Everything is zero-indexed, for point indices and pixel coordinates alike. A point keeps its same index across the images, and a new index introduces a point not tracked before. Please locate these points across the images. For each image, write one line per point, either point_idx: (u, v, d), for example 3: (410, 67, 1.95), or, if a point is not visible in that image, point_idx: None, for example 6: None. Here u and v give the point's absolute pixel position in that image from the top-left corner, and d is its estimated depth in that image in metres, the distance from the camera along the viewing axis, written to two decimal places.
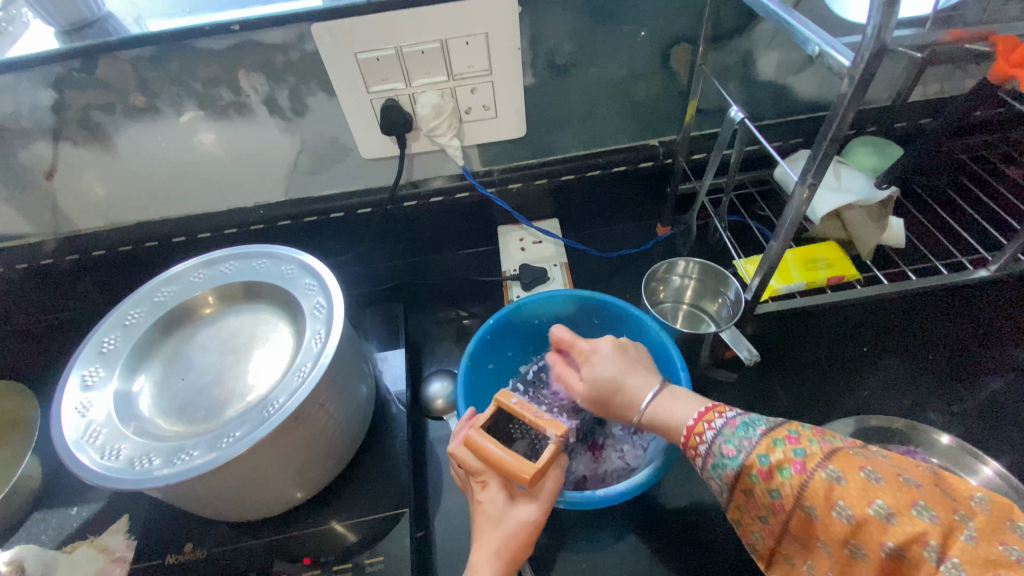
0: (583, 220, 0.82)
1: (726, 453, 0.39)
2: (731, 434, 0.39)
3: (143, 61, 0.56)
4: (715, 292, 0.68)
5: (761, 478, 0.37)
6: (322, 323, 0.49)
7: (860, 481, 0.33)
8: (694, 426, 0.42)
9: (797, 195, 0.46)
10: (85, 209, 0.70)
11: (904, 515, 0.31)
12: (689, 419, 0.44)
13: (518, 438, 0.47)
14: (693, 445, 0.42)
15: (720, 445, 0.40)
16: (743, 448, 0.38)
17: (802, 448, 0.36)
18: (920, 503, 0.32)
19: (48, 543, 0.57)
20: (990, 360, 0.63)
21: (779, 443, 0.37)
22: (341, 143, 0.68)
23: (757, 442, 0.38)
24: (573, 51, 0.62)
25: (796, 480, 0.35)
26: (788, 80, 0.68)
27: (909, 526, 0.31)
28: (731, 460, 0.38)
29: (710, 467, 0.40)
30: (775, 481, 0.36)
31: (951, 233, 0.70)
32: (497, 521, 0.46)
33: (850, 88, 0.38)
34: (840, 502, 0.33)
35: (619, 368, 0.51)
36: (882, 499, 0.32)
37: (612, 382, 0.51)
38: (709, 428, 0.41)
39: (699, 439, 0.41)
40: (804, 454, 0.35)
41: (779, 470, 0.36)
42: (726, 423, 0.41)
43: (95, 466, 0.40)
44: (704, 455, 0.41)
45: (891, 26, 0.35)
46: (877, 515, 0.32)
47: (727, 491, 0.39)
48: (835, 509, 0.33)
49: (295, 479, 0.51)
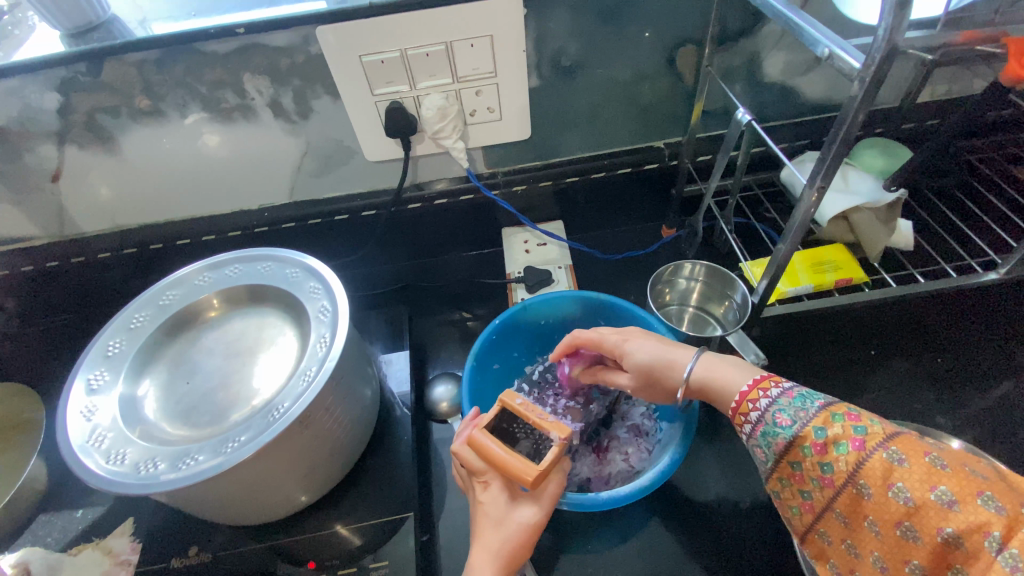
0: (588, 222, 0.82)
1: (779, 423, 0.39)
2: (786, 404, 0.39)
3: (148, 64, 0.56)
4: (721, 295, 0.68)
5: (814, 451, 0.36)
6: (327, 327, 0.48)
7: (924, 463, 0.32)
8: (748, 394, 0.42)
9: (806, 198, 0.45)
10: (91, 212, 0.70)
11: (968, 503, 0.30)
12: (744, 385, 0.43)
13: (522, 439, 0.46)
14: (742, 413, 0.42)
15: (774, 414, 0.39)
16: (798, 419, 0.38)
17: (863, 426, 0.35)
18: (986, 493, 0.30)
19: (53, 545, 0.57)
20: (999, 364, 0.63)
21: (838, 419, 0.36)
22: (346, 146, 0.68)
23: (815, 415, 0.37)
24: (578, 53, 0.62)
25: (852, 456, 0.34)
26: (795, 81, 0.68)
27: (972, 514, 0.29)
28: (783, 428, 0.38)
29: (759, 435, 0.40)
30: (829, 455, 0.35)
31: (960, 235, 0.69)
32: (497, 522, 0.46)
33: (861, 91, 0.38)
34: (899, 483, 0.32)
35: (654, 347, 0.51)
36: (944, 485, 0.31)
37: (649, 366, 0.51)
38: (764, 395, 0.41)
39: (750, 407, 0.41)
40: (865, 431, 0.34)
41: (834, 444, 0.35)
42: (782, 393, 0.40)
43: (100, 471, 0.40)
44: (753, 423, 0.41)
45: (902, 28, 0.34)
46: (938, 500, 0.30)
47: (772, 462, 0.39)
48: (892, 489, 0.32)
49: (299, 483, 0.51)
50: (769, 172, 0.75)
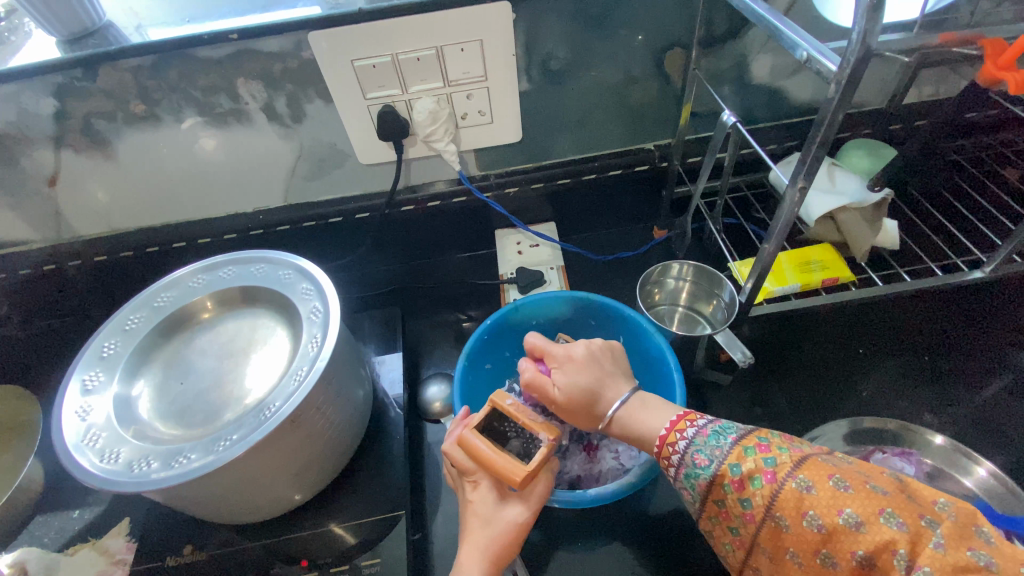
0: (580, 223, 0.83)
1: (698, 463, 0.40)
2: (703, 443, 0.41)
3: (143, 69, 0.57)
4: (710, 295, 0.68)
5: (733, 488, 0.38)
6: (318, 327, 0.49)
7: (828, 489, 0.34)
8: (667, 436, 0.43)
9: (788, 199, 0.46)
10: (87, 216, 0.70)
11: (872, 523, 0.32)
12: (662, 429, 0.45)
13: (512, 438, 0.48)
14: (665, 456, 0.43)
15: (692, 455, 0.41)
16: (715, 458, 0.40)
17: (772, 457, 0.37)
18: (887, 510, 0.32)
19: (50, 545, 0.58)
20: (989, 362, 0.63)
21: (750, 452, 0.38)
22: (339, 149, 0.68)
23: (729, 452, 0.39)
24: (568, 57, 0.63)
25: (766, 489, 0.37)
26: (782, 83, 0.69)
27: (876, 533, 0.32)
28: (702, 469, 0.40)
29: (683, 477, 0.41)
30: (747, 491, 0.37)
31: (947, 234, 0.70)
32: (487, 521, 0.46)
33: (838, 92, 0.39)
34: (808, 511, 0.34)
35: (594, 377, 0.50)
36: (850, 507, 0.33)
37: (586, 393, 0.49)
38: (681, 437, 0.42)
39: (676, 440, 0.43)
40: (774, 462, 0.37)
41: (750, 479, 0.38)
42: (698, 432, 0.42)
43: (94, 469, 0.41)
44: (676, 466, 0.42)
45: (876, 30, 0.35)
46: (845, 523, 0.33)
47: (700, 502, 0.41)
48: (805, 517, 0.34)
49: (293, 482, 0.52)
50: (758, 173, 0.75)
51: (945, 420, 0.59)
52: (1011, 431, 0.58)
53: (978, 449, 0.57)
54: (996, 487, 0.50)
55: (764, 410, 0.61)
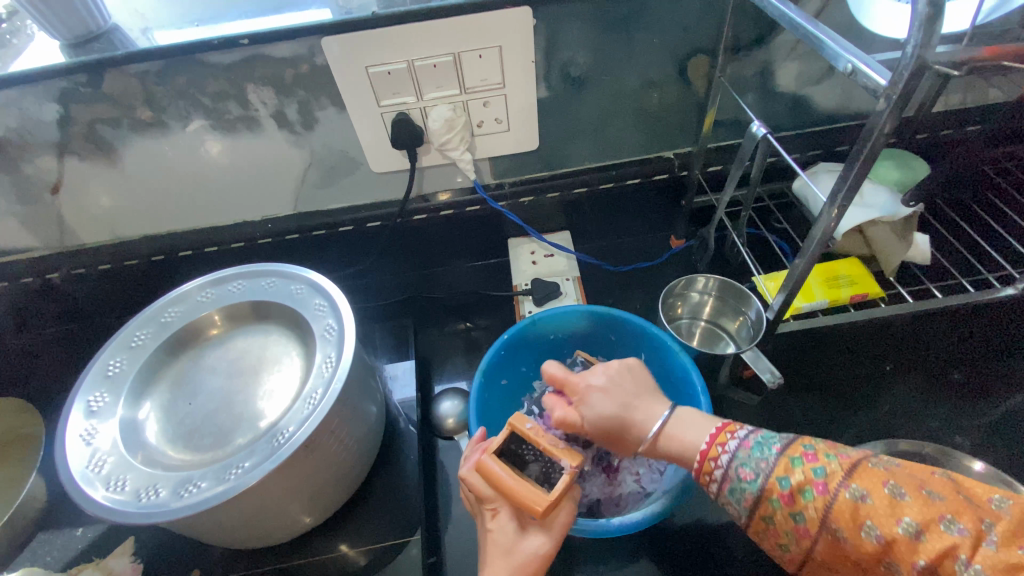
0: (595, 232, 0.81)
1: (743, 477, 0.38)
2: (746, 457, 0.38)
3: (151, 75, 0.55)
4: (735, 311, 0.66)
5: (782, 503, 0.36)
6: (333, 347, 0.47)
7: (885, 498, 0.33)
8: (707, 451, 0.40)
9: (825, 216, 0.44)
10: (91, 223, 0.68)
11: (931, 530, 0.31)
12: (701, 444, 0.42)
13: (531, 461, 0.45)
14: (707, 471, 0.40)
15: (736, 469, 0.38)
16: (761, 472, 0.37)
17: (821, 466, 0.35)
18: (945, 516, 0.31)
19: (52, 565, 0.56)
20: (1011, 374, 0.62)
21: (797, 463, 0.36)
22: (351, 156, 0.66)
23: (775, 464, 0.37)
24: (588, 63, 0.61)
25: (819, 501, 0.34)
26: (807, 91, 0.67)
27: (937, 541, 0.30)
28: (749, 484, 0.37)
29: (727, 492, 0.39)
30: (798, 505, 0.35)
31: (975, 247, 0.68)
32: (507, 551, 0.44)
33: (888, 107, 0.37)
34: (867, 522, 0.33)
35: (620, 403, 0.47)
36: (909, 516, 0.32)
37: (614, 420, 0.47)
38: (722, 451, 0.40)
39: (718, 453, 0.40)
40: (824, 473, 0.35)
41: (800, 492, 0.35)
42: (739, 444, 0.39)
43: (100, 499, 0.39)
44: (719, 481, 0.39)
45: (932, 44, 0.33)
46: (906, 533, 0.31)
47: (747, 517, 0.38)
48: (863, 528, 0.33)
49: (304, 506, 0.50)
50: (781, 183, 0.73)
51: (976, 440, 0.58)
52: None
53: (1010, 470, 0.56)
54: None
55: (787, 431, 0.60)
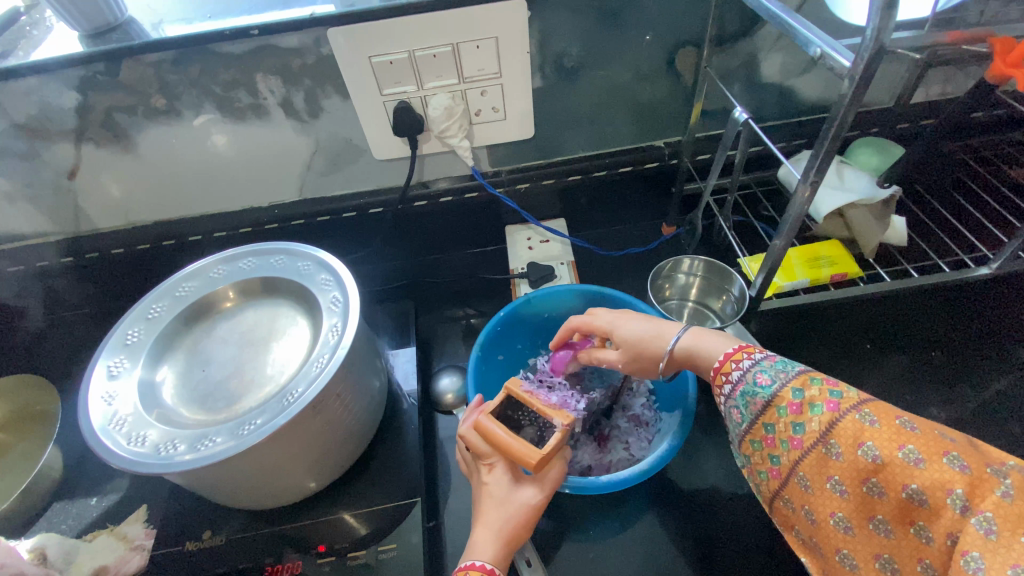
0: (590, 219, 0.84)
1: (759, 382, 0.41)
2: (768, 366, 0.41)
3: (165, 64, 0.58)
4: (719, 290, 0.69)
5: (790, 410, 0.38)
6: (338, 316, 0.50)
7: (893, 426, 0.33)
8: (725, 360, 0.44)
9: (799, 194, 0.47)
10: (105, 208, 0.72)
11: (932, 462, 0.31)
12: (721, 354, 0.46)
13: (526, 425, 0.49)
14: (723, 376, 0.44)
15: (754, 374, 0.41)
16: (778, 380, 0.40)
17: (838, 392, 0.37)
18: (953, 453, 0.31)
19: (68, 531, 0.58)
20: (993, 361, 0.65)
21: (817, 383, 0.38)
22: (354, 144, 0.69)
23: (794, 377, 0.39)
24: (580, 54, 0.64)
25: (826, 416, 0.36)
26: (791, 82, 0.70)
27: (936, 471, 0.31)
28: (763, 388, 0.40)
29: (737, 395, 0.42)
30: (804, 416, 0.37)
31: (953, 233, 0.71)
32: (501, 502, 0.47)
33: (851, 88, 0.40)
34: (868, 442, 0.33)
35: (643, 324, 0.53)
36: (911, 444, 0.32)
37: (639, 337, 0.52)
38: (746, 360, 0.43)
39: (732, 368, 0.43)
40: (840, 395, 0.36)
41: (811, 406, 0.37)
42: (763, 358, 0.42)
43: (122, 451, 0.42)
44: (732, 384, 0.43)
45: (889, 28, 0.36)
46: (905, 458, 0.32)
47: (748, 422, 0.40)
48: (861, 447, 0.34)
49: (310, 468, 0.52)
50: (766, 171, 0.76)
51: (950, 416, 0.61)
52: (1013, 428, 0.60)
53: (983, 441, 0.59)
54: None
55: None
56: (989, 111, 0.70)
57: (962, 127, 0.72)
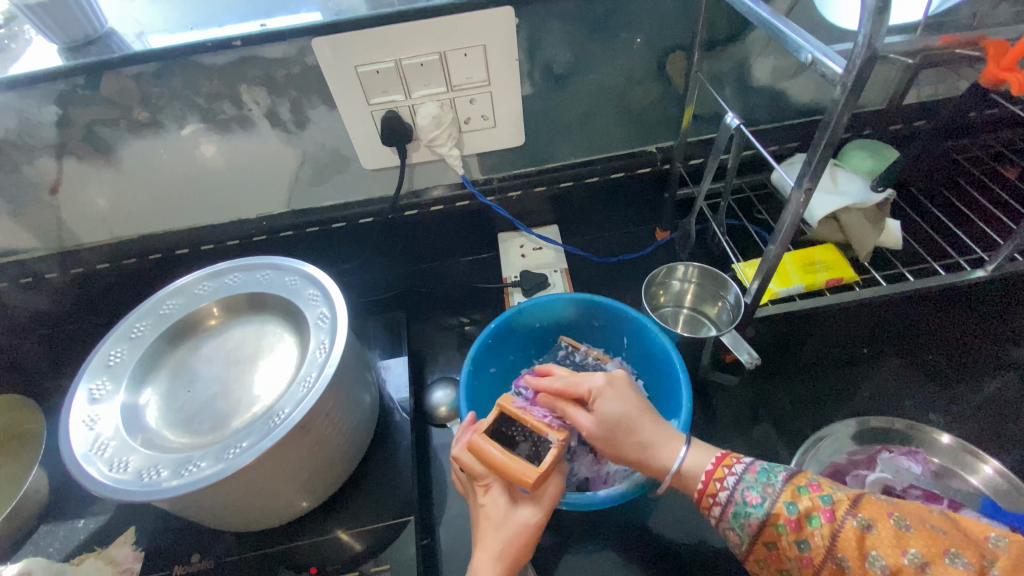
0: (583, 225, 0.83)
1: (749, 501, 0.41)
2: (752, 481, 0.42)
3: (146, 77, 0.57)
4: (714, 296, 0.69)
5: (789, 529, 0.39)
6: (326, 333, 0.49)
7: (891, 529, 0.36)
8: (709, 480, 0.44)
9: (795, 200, 0.46)
10: (89, 223, 0.70)
11: (939, 565, 0.34)
12: (707, 466, 0.45)
13: (520, 441, 0.48)
14: (709, 496, 0.43)
15: (742, 493, 0.41)
16: (767, 496, 0.40)
17: (827, 496, 0.39)
18: (952, 551, 0.34)
19: (55, 555, 0.57)
20: (991, 360, 0.64)
21: (804, 491, 0.40)
22: (342, 154, 0.68)
23: (781, 491, 0.40)
24: (570, 60, 0.63)
25: (826, 529, 0.37)
26: (783, 85, 0.69)
27: (943, 573, 0.33)
28: (755, 508, 0.40)
29: (730, 517, 0.42)
30: (805, 531, 0.38)
31: (947, 234, 0.71)
32: (499, 523, 0.46)
33: (844, 95, 0.39)
34: (873, 551, 0.36)
35: (632, 412, 0.48)
36: (915, 548, 0.35)
37: (621, 423, 0.47)
38: (728, 474, 0.43)
39: (717, 488, 0.43)
40: (831, 501, 0.38)
41: (807, 519, 0.38)
42: (744, 468, 0.43)
43: (103, 478, 0.41)
44: (721, 505, 0.42)
45: (881, 33, 0.36)
46: (912, 564, 0.34)
47: (748, 544, 0.41)
48: (869, 559, 0.35)
49: (300, 488, 0.51)
50: (759, 175, 0.76)
51: (950, 420, 0.60)
52: (1016, 429, 0.59)
53: (983, 446, 0.58)
54: (1002, 485, 0.51)
55: (768, 413, 0.62)
56: (981, 110, 0.70)
57: (954, 128, 0.72)
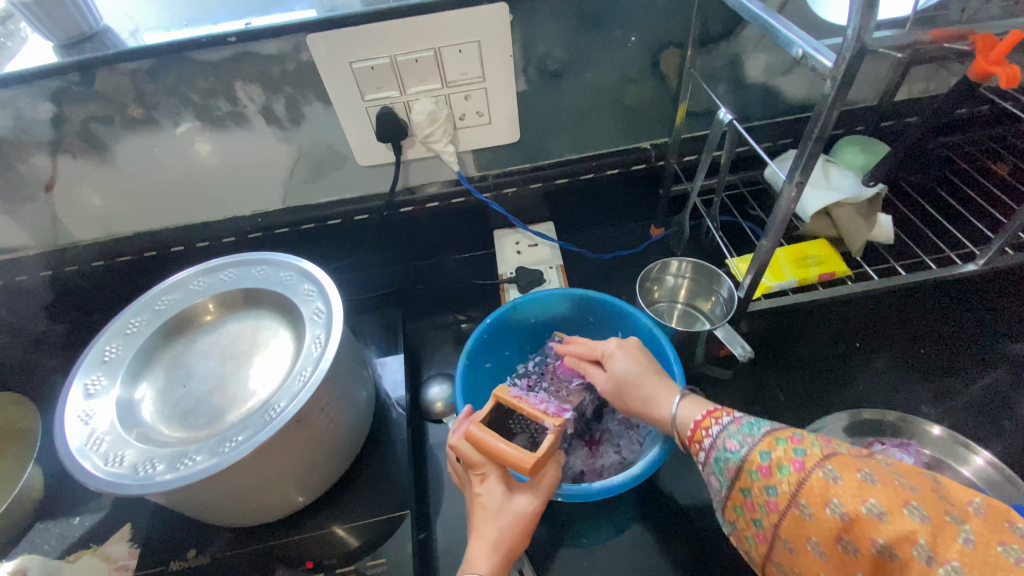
0: (578, 222, 0.83)
1: (728, 447, 0.39)
2: (735, 430, 0.39)
3: (141, 74, 0.57)
4: (708, 291, 0.69)
5: (760, 474, 0.36)
6: (321, 328, 0.49)
7: (856, 479, 0.31)
8: (699, 425, 0.43)
9: (785, 193, 0.47)
10: (84, 221, 0.70)
11: (895, 514, 0.29)
12: (697, 416, 0.45)
13: (518, 432, 0.50)
14: (698, 439, 0.42)
15: (724, 440, 0.40)
16: (746, 444, 0.38)
17: (802, 448, 0.35)
18: (912, 502, 0.30)
19: (51, 552, 0.57)
20: (984, 353, 0.65)
21: (781, 442, 0.36)
22: (338, 151, 0.69)
23: (759, 440, 0.37)
24: (564, 58, 0.63)
25: (793, 477, 0.34)
26: (776, 81, 0.70)
27: (900, 525, 0.29)
28: (732, 453, 0.38)
29: (712, 462, 0.40)
30: (774, 479, 0.35)
31: (939, 229, 0.72)
32: (496, 512, 0.46)
33: (834, 89, 0.39)
34: (834, 500, 0.31)
35: (639, 370, 0.52)
36: (874, 497, 0.30)
37: (630, 381, 0.52)
38: (715, 423, 0.42)
39: (703, 434, 0.42)
40: (803, 452, 0.34)
41: (778, 467, 0.35)
42: (731, 421, 0.41)
43: (99, 472, 0.41)
44: (706, 449, 0.41)
45: (870, 27, 0.36)
46: (869, 513, 0.30)
47: (726, 488, 0.38)
48: (828, 505, 0.31)
49: (296, 483, 0.51)
50: (753, 171, 0.76)
51: (942, 412, 0.61)
52: (1006, 421, 0.59)
53: (973, 438, 0.58)
54: (993, 476, 0.52)
55: (763, 407, 0.62)
56: (972, 106, 0.71)
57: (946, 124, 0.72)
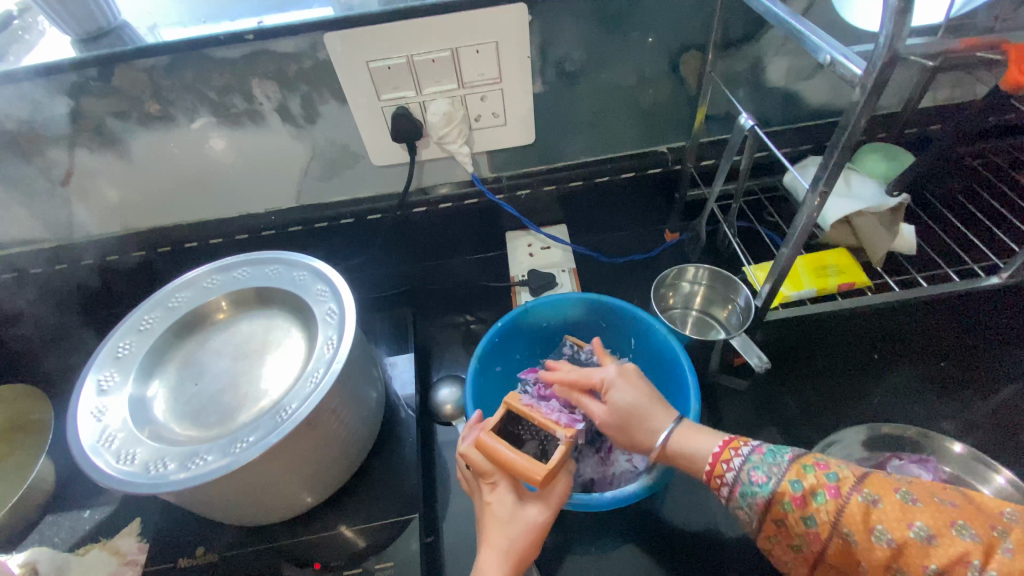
0: (592, 225, 0.83)
1: (755, 481, 0.38)
2: (759, 461, 0.39)
3: (159, 69, 0.57)
4: (724, 299, 0.68)
5: (795, 506, 0.36)
6: (334, 329, 0.49)
7: (897, 503, 0.33)
8: (716, 461, 0.41)
9: (809, 202, 0.46)
10: (99, 214, 0.70)
11: (943, 536, 0.31)
12: (713, 448, 0.43)
13: (528, 439, 0.48)
14: (717, 476, 0.41)
15: (748, 473, 0.39)
16: (773, 475, 0.38)
17: (834, 473, 0.36)
18: (958, 522, 0.31)
19: (60, 545, 0.57)
20: (1005, 368, 0.63)
21: (810, 469, 0.37)
22: (352, 150, 0.68)
23: (787, 469, 0.37)
24: (582, 59, 0.62)
25: (831, 505, 0.35)
26: (797, 86, 0.68)
27: (950, 547, 0.31)
28: (761, 487, 0.38)
29: (738, 497, 0.39)
30: (810, 508, 0.35)
31: (962, 240, 0.70)
32: (506, 522, 0.46)
33: (863, 97, 0.38)
34: (878, 526, 0.33)
35: (642, 400, 0.49)
36: (920, 520, 0.32)
37: (633, 412, 0.48)
38: (736, 455, 0.41)
39: (724, 469, 0.40)
40: (837, 478, 0.35)
41: (813, 496, 0.35)
42: (751, 450, 0.40)
43: (111, 470, 0.41)
44: (729, 485, 0.40)
45: (903, 35, 0.35)
46: (918, 537, 0.31)
47: (759, 523, 0.38)
48: (874, 533, 0.33)
49: (305, 484, 0.51)
50: (772, 177, 0.75)
51: (962, 428, 0.59)
52: None
53: (995, 456, 0.57)
54: (1013, 495, 0.49)
55: (776, 418, 0.61)
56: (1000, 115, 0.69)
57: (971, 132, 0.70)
